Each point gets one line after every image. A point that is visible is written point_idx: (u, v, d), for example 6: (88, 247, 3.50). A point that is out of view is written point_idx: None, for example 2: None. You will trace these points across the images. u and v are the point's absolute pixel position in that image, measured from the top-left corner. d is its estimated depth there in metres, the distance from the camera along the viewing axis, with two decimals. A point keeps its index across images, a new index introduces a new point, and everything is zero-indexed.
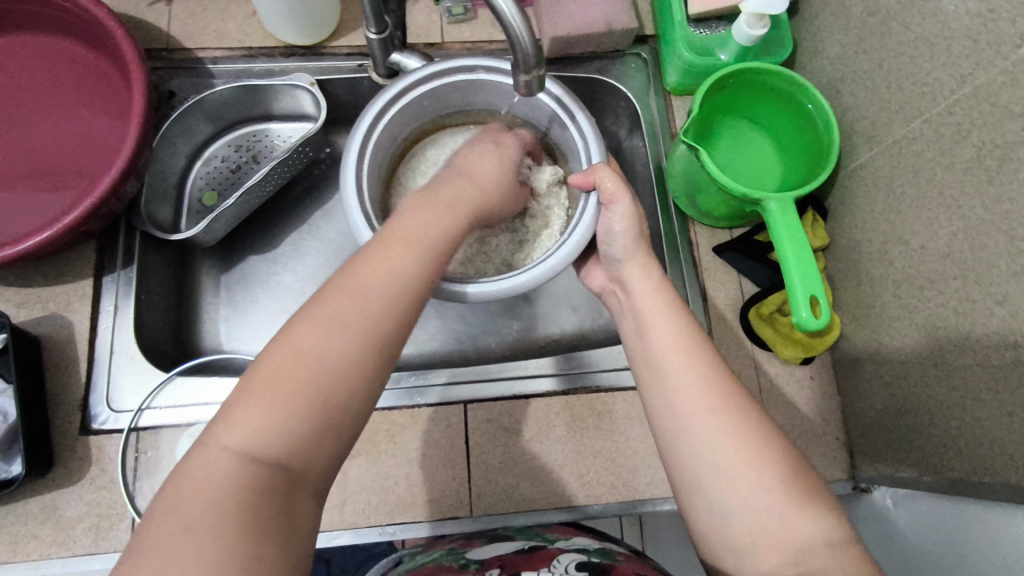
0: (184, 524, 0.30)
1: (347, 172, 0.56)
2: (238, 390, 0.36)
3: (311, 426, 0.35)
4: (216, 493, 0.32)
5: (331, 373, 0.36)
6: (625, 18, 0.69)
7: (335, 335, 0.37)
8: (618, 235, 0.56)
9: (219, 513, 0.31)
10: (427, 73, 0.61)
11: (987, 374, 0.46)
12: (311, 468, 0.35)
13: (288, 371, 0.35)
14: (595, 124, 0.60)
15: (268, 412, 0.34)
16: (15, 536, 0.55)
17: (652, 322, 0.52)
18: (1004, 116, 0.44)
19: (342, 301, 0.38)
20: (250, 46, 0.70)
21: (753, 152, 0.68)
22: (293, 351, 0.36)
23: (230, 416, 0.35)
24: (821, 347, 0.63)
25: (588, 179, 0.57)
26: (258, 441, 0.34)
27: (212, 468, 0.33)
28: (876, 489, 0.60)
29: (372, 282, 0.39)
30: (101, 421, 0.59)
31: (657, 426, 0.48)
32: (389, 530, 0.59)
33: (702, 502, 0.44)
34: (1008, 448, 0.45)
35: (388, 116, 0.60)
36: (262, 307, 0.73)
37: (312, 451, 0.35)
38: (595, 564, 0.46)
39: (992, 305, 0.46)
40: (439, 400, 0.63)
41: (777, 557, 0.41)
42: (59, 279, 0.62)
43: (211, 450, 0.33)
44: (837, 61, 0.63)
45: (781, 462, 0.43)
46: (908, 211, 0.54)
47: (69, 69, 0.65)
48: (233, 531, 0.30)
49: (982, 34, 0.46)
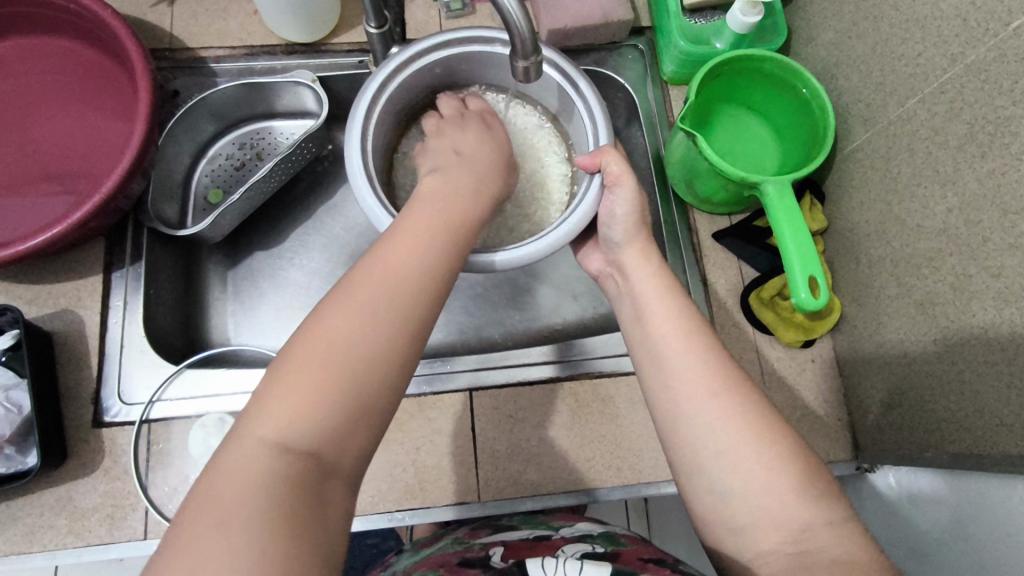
0: (218, 516, 0.31)
1: (352, 138, 0.56)
2: (270, 375, 0.36)
3: (342, 417, 0.35)
4: (253, 479, 0.32)
5: (362, 363, 0.37)
6: (620, 9, 0.70)
7: (363, 325, 0.37)
8: (619, 218, 0.57)
9: (258, 503, 0.31)
10: (440, 44, 0.61)
11: (985, 348, 0.47)
12: (342, 457, 0.35)
13: (316, 361, 0.36)
14: (599, 95, 0.61)
15: (301, 399, 0.35)
16: (31, 526, 0.56)
17: (649, 305, 0.53)
18: (995, 92, 0.45)
19: (371, 291, 0.39)
20: (252, 45, 0.71)
21: (750, 138, 0.69)
22: (325, 338, 0.37)
23: (262, 405, 0.35)
24: (822, 330, 0.64)
25: (594, 161, 0.57)
26: (290, 430, 0.34)
27: (244, 463, 0.33)
28: (879, 469, 0.61)
29: (398, 274, 0.40)
30: (113, 413, 0.60)
31: (655, 407, 0.48)
32: (396, 517, 0.59)
33: (705, 483, 0.44)
34: (1007, 419, 0.45)
35: (394, 84, 0.61)
36: (268, 301, 0.74)
37: (343, 440, 0.35)
38: (596, 547, 0.45)
39: (988, 279, 0.46)
40: (444, 388, 0.63)
41: (779, 537, 0.41)
42: (68, 277, 0.63)
43: (245, 440, 0.34)
44: (831, 46, 0.63)
45: (780, 435, 0.44)
46: (903, 191, 0.55)
47: (76, 70, 0.67)
48: (269, 517, 0.31)
49: (972, 13, 0.47)
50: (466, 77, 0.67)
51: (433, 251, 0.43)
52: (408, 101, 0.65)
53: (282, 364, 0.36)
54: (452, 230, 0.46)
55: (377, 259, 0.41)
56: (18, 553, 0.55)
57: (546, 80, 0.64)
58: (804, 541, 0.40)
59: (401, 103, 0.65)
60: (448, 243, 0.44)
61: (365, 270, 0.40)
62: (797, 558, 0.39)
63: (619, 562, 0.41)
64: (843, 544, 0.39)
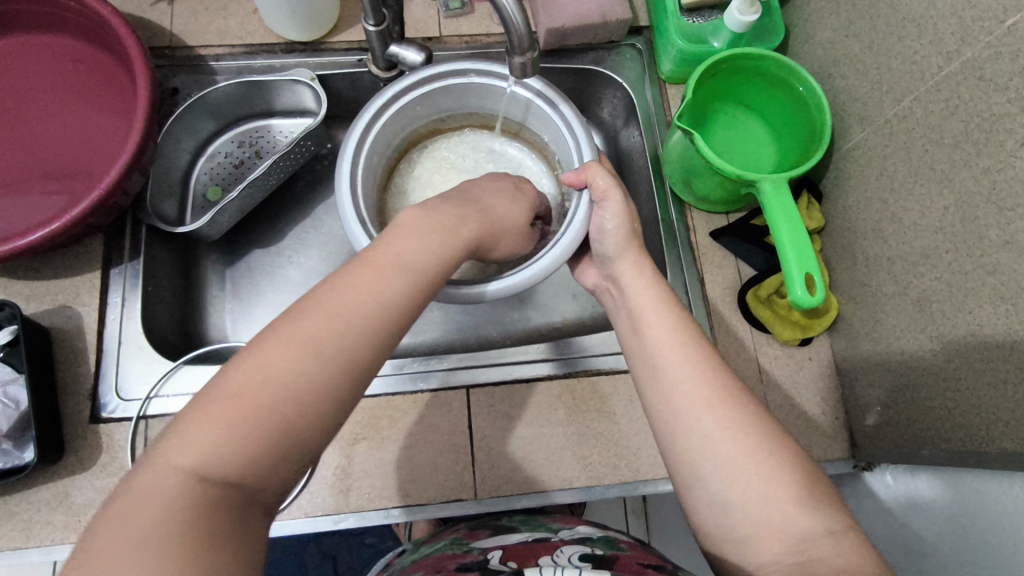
0: (126, 541, 0.29)
1: (343, 178, 0.57)
2: (201, 395, 0.34)
3: (265, 458, 0.34)
4: (164, 509, 0.31)
5: (295, 404, 0.34)
6: (619, 9, 0.70)
7: (304, 362, 0.35)
8: (610, 233, 0.57)
9: (168, 535, 0.30)
10: (419, 79, 0.62)
11: (981, 345, 0.47)
12: (265, 487, 0.34)
13: (249, 396, 0.34)
14: (579, 113, 0.61)
15: (225, 434, 0.33)
16: (28, 522, 0.56)
17: (644, 316, 0.53)
18: (990, 89, 0.45)
19: (322, 326, 0.37)
20: (252, 43, 0.71)
21: (748, 138, 0.69)
22: (263, 373, 0.35)
23: (185, 428, 0.33)
24: (820, 328, 0.64)
25: (580, 176, 0.58)
26: (208, 461, 0.33)
27: (159, 487, 0.32)
28: (877, 467, 0.61)
29: (353, 310, 0.38)
30: (110, 409, 0.60)
31: (654, 415, 0.48)
32: (393, 513, 0.59)
33: (702, 492, 0.44)
34: (1004, 416, 0.45)
35: (379, 124, 0.61)
36: (266, 299, 0.74)
37: (264, 477, 0.34)
38: (595, 551, 0.45)
39: (984, 276, 0.47)
40: (433, 385, 0.63)
41: (778, 547, 0.41)
42: (67, 273, 0.63)
43: (163, 462, 0.32)
44: (828, 45, 0.64)
45: (776, 443, 0.44)
46: (900, 189, 0.55)
47: (75, 68, 0.67)
48: (177, 556, 0.29)
49: (967, 10, 0.47)
50: (449, 107, 0.68)
51: (398, 285, 0.41)
52: (397, 134, 0.66)
53: (215, 386, 0.34)
54: (423, 259, 0.43)
55: (335, 290, 0.39)
56: (14, 549, 0.55)
57: (515, 94, 0.64)
58: (805, 551, 0.40)
59: (389, 139, 0.65)
60: (414, 276, 0.42)
61: (322, 301, 0.38)
62: (800, 567, 0.39)
63: (616, 566, 0.41)
64: (843, 551, 0.39)
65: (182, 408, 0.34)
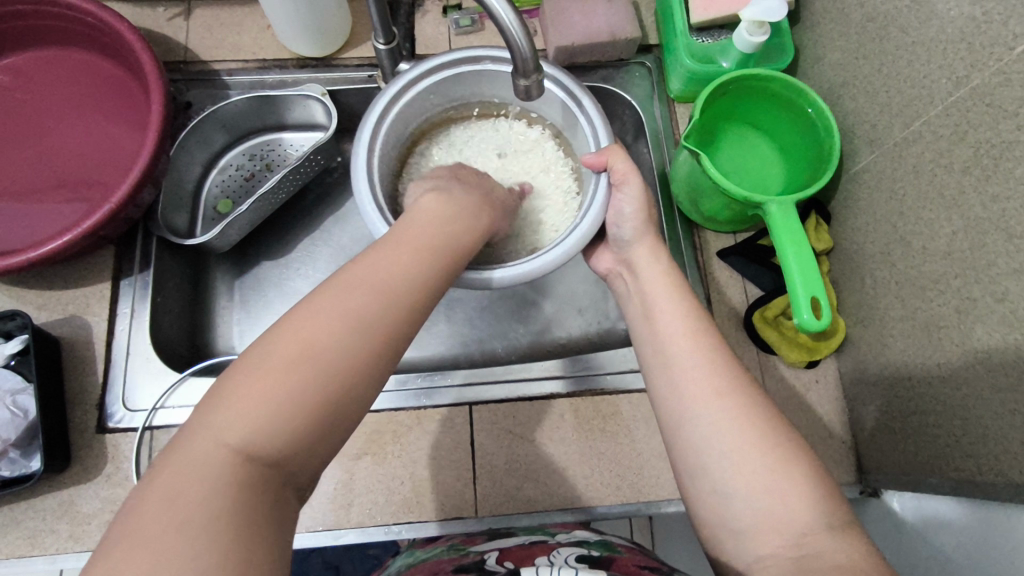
0: (174, 518, 0.29)
1: (358, 163, 0.57)
2: (240, 370, 0.34)
3: (305, 432, 0.34)
4: (216, 484, 0.30)
5: (333, 375, 0.35)
6: (628, 27, 0.70)
7: (346, 332, 0.36)
8: (629, 216, 0.57)
9: (214, 511, 0.29)
10: (432, 66, 0.62)
11: (991, 373, 0.46)
12: (309, 465, 0.35)
13: (292, 365, 0.34)
14: (603, 114, 0.61)
15: (267, 408, 0.33)
16: (33, 531, 0.56)
17: (658, 303, 0.53)
18: (999, 115, 0.45)
19: (361, 293, 0.38)
20: (264, 59, 0.72)
21: (757, 157, 0.69)
22: (303, 343, 0.35)
23: (229, 406, 0.33)
24: (827, 350, 0.63)
25: (600, 159, 0.57)
26: (257, 435, 0.33)
27: (209, 460, 0.31)
28: (884, 493, 0.59)
29: (390, 279, 0.40)
30: (117, 419, 0.60)
31: (661, 406, 0.48)
32: (394, 530, 0.59)
33: (707, 483, 0.44)
34: (1011, 447, 0.44)
35: (396, 111, 0.62)
36: (275, 311, 0.74)
37: (308, 450, 0.34)
38: (591, 553, 0.44)
39: (994, 304, 0.46)
40: (445, 402, 0.63)
41: (777, 541, 0.40)
42: (79, 283, 0.64)
43: (204, 442, 0.32)
44: (838, 66, 0.63)
45: (785, 445, 0.43)
46: (909, 213, 0.54)
47: (92, 81, 0.68)
48: (227, 530, 0.29)
49: (977, 36, 0.47)
50: (457, 96, 0.68)
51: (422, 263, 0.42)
52: (411, 121, 0.66)
53: (253, 360, 0.35)
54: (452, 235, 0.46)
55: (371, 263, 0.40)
56: (19, 557, 0.56)
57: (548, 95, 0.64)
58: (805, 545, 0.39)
59: (404, 127, 0.65)
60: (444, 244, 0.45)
61: (353, 275, 0.39)
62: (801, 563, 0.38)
63: (613, 568, 0.40)
64: (844, 547, 0.38)
65: (221, 385, 0.34)
